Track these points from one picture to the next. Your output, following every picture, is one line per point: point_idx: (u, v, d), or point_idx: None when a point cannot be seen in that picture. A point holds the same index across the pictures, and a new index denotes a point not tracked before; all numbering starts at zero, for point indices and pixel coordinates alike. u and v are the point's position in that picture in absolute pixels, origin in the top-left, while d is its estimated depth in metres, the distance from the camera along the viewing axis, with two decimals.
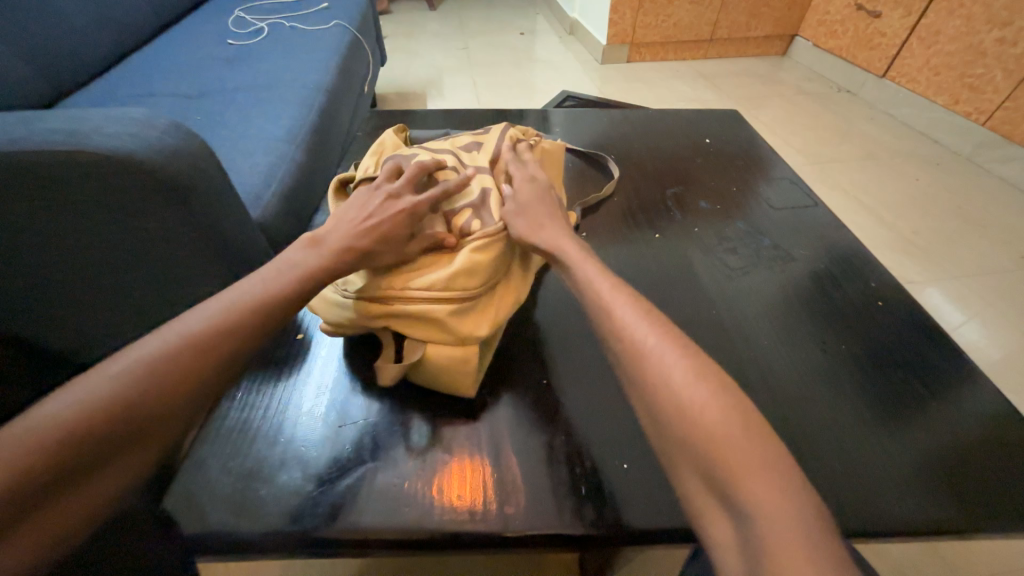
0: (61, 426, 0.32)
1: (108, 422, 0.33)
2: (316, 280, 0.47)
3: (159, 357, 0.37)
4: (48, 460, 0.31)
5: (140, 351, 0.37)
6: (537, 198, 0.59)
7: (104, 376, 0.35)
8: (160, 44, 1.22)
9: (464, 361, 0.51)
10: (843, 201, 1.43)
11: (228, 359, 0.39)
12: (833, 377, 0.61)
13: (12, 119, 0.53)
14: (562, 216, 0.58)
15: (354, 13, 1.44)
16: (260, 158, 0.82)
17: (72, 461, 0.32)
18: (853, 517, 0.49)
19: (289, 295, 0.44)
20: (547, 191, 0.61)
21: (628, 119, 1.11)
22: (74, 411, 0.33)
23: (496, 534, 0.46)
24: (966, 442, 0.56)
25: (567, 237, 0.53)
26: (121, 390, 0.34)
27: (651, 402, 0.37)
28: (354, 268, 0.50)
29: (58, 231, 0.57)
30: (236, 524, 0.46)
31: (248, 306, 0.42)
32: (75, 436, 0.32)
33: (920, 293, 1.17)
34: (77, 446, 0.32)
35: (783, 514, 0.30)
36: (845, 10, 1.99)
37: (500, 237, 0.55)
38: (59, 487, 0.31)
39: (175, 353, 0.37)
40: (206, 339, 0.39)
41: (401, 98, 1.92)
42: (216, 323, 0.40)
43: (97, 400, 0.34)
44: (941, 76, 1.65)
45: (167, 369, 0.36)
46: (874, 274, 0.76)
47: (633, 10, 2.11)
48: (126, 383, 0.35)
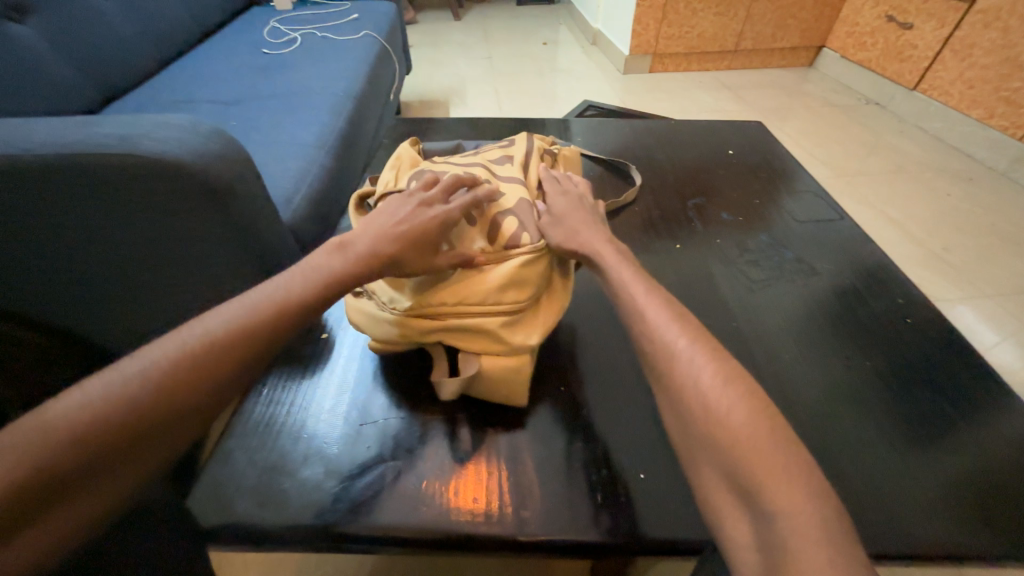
0: (68, 429, 0.31)
1: (117, 425, 0.32)
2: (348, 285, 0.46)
3: (172, 359, 0.35)
4: (55, 464, 0.30)
5: (156, 352, 0.36)
6: (574, 207, 0.59)
7: (116, 377, 0.34)
8: (200, 52, 1.27)
9: (519, 370, 0.53)
10: (870, 215, 1.40)
11: (244, 361, 0.38)
12: (856, 394, 0.60)
13: (69, 123, 0.57)
14: (601, 221, 0.58)
15: (383, 24, 1.48)
16: (291, 163, 0.85)
17: (79, 464, 0.31)
18: (875, 539, 0.48)
19: (317, 295, 0.43)
20: (583, 201, 0.61)
21: (650, 129, 1.12)
22: (97, 403, 0.33)
23: (510, 538, 0.46)
24: (999, 469, 0.54)
25: (607, 242, 0.53)
26: (130, 393, 0.33)
27: (680, 405, 0.37)
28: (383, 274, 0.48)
29: (103, 228, 0.60)
30: (260, 515, 0.48)
31: (269, 306, 0.40)
32: (82, 439, 0.31)
33: (950, 311, 1.13)
34: (86, 448, 0.31)
35: (812, 526, 0.29)
36: (875, 22, 1.96)
37: (543, 252, 0.54)
38: (65, 490, 0.31)
39: (200, 348, 0.37)
40: (222, 340, 0.37)
41: (425, 106, 1.96)
42: (236, 323, 0.38)
43: (108, 402, 0.33)
44: (976, 90, 1.61)
45: (179, 370, 0.35)
46: (902, 291, 0.74)
47: (656, 21, 2.12)
48: (137, 385, 0.34)
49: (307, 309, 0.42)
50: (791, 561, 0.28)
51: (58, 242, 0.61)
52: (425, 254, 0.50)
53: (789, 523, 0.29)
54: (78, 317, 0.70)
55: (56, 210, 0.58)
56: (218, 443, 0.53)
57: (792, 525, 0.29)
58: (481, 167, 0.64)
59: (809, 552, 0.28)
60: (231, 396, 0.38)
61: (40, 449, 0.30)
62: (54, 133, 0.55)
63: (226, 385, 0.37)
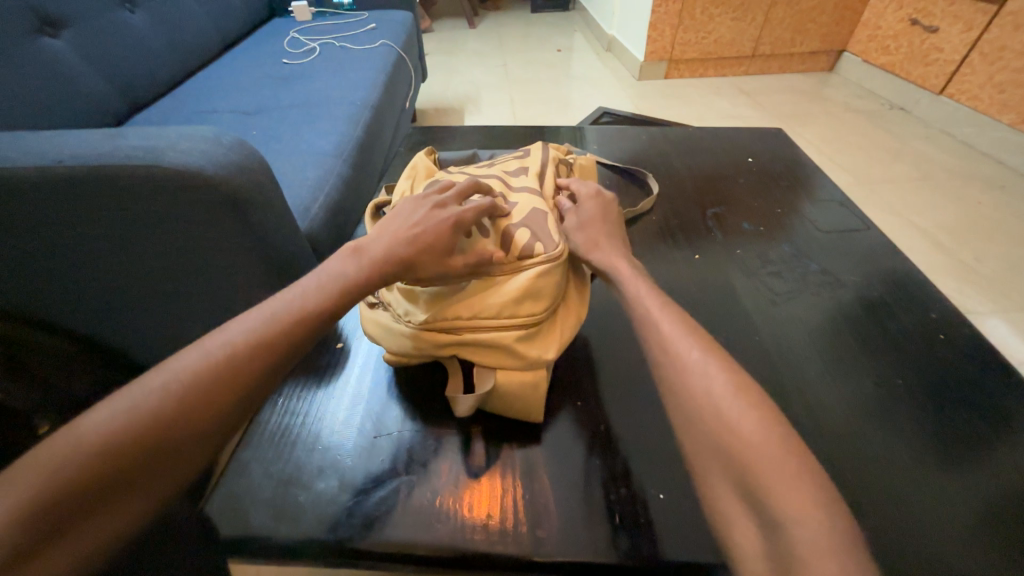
0: (90, 446, 0.31)
1: (140, 440, 0.32)
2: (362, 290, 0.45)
3: (193, 373, 0.35)
4: (76, 482, 0.30)
5: (177, 365, 0.36)
6: (592, 220, 0.59)
7: (137, 392, 0.34)
8: (222, 64, 1.30)
9: (536, 385, 0.52)
10: (896, 223, 1.36)
11: (265, 373, 0.38)
12: (886, 412, 0.58)
13: (97, 136, 0.58)
14: (619, 234, 0.58)
15: (400, 34, 1.50)
16: (309, 172, 0.85)
17: (101, 482, 0.31)
18: (913, 568, 0.45)
19: (333, 305, 0.43)
20: (602, 213, 0.61)
21: (667, 136, 1.10)
22: (122, 419, 0.33)
23: (525, 557, 0.45)
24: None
25: (623, 258, 0.53)
26: (152, 407, 0.33)
27: (698, 427, 0.36)
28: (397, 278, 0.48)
29: (127, 237, 0.61)
30: (276, 529, 0.47)
31: (288, 317, 0.40)
32: (103, 456, 0.31)
33: (981, 324, 1.09)
34: (108, 465, 0.31)
35: (851, 559, 0.27)
36: (899, 26, 1.92)
37: (560, 261, 0.53)
38: (87, 509, 0.30)
39: (218, 362, 0.36)
40: (242, 352, 0.37)
41: (440, 114, 1.97)
42: (255, 334, 0.38)
43: (129, 418, 0.33)
44: (1007, 94, 1.55)
45: (201, 384, 0.35)
46: (934, 305, 0.71)
47: (673, 27, 2.10)
48: (159, 399, 0.34)
49: (326, 319, 0.42)
50: None
51: (85, 251, 0.62)
52: (443, 257, 0.49)
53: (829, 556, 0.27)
54: (102, 324, 0.71)
55: (83, 220, 0.59)
56: (234, 454, 0.53)
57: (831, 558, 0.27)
58: (496, 179, 0.64)
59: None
60: (252, 409, 0.37)
61: (67, 465, 0.30)
62: (82, 145, 0.56)
63: (248, 397, 0.37)
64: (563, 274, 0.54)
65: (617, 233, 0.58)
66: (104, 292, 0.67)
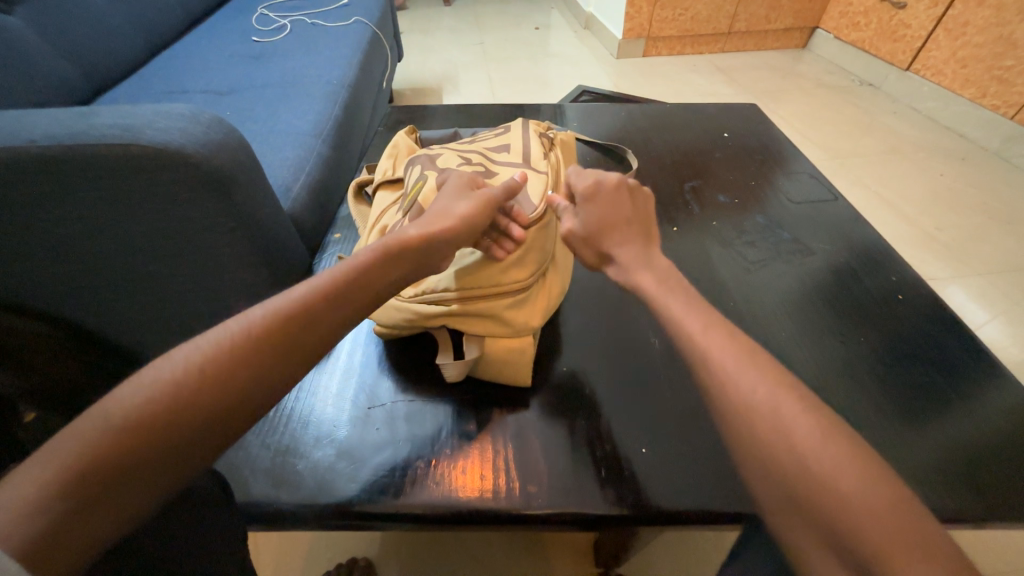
0: (115, 425, 0.31)
1: (162, 416, 0.32)
2: (371, 265, 0.44)
3: (213, 350, 0.35)
4: (101, 459, 0.30)
5: (194, 346, 0.35)
6: (609, 223, 0.53)
7: (154, 372, 0.33)
8: (190, 42, 1.25)
9: (523, 351, 0.54)
10: (864, 197, 1.41)
11: (285, 346, 0.37)
12: (852, 370, 0.62)
13: (70, 114, 0.57)
14: (645, 241, 0.52)
15: (374, 9, 1.46)
16: (289, 153, 0.84)
17: (125, 459, 0.30)
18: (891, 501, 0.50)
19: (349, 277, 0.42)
20: (624, 216, 0.53)
21: (645, 113, 1.12)
22: (145, 394, 0.32)
23: (520, 510, 0.48)
24: (994, 444, 0.56)
25: (629, 250, 0.51)
26: (172, 385, 0.33)
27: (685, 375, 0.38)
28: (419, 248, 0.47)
29: (107, 219, 0.60)
30: (279, 496, 0.49)
31: (308, 292, 0.40)
32: (126, 433, 0.30)
33: (943, 290, 1.15)
34: (132, 442, 0.30)
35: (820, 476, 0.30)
36: (868, 2, 1.96)
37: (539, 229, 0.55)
38: (114, 485, 0.30)
39: (237, 336, 0.36)
40: (260, 328, 0.37)
41: (417, 94, 1.94)
42: (272, 310, 0.38)
43: (149, 395, 0.32)
44: (968, 69, 1.61)
45: (222, 357, 0.35)
46: (896, 270, 0.76)
47: (650, 4, 2.10)
48: (179, 375, 0.33)
49: (343, 293, 0.41)
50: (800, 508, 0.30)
51: (65, 232, 0.61)
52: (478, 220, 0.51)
53: (812, 483, 0.30)
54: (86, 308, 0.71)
55: (62, 201, 0.58)
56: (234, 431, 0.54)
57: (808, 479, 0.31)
58: (478, 154, 0.66)
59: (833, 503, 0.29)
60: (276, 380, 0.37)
61: (96, 442, 0.30)
62: (55, 125, 0.55)
63: (266, 373, 0.36)
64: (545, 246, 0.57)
65: (640, 238, 0.52)
66: (84, 276, 0.66)
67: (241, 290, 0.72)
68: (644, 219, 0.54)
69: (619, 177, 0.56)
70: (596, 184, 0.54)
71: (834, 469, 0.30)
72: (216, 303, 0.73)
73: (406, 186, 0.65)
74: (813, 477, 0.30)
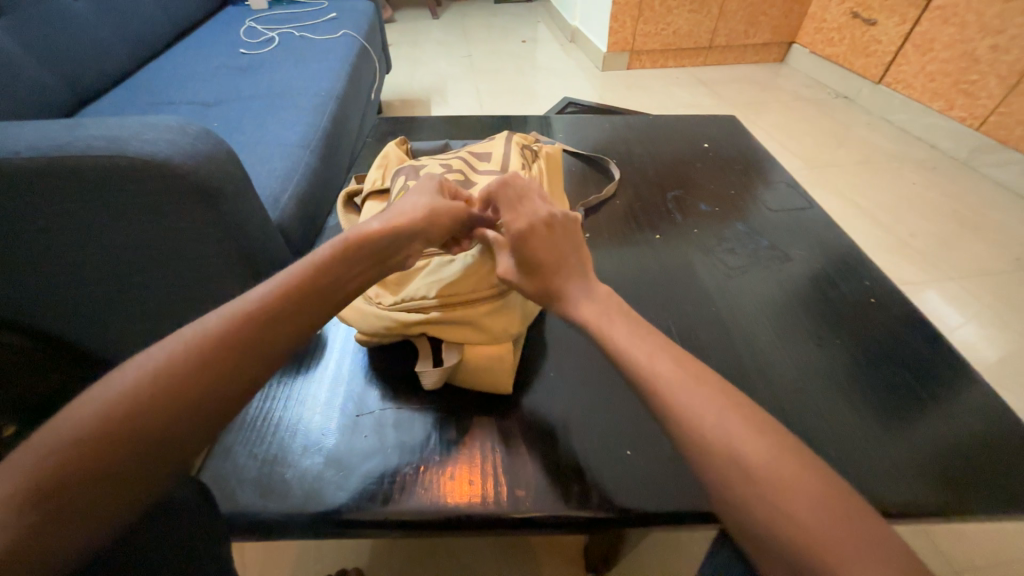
0: (72, 438, 0.30)
1: (122, 425, 0.31)
2: (339, 270, 0.45)
3: (194, 350, 0.35)
4: (80, 460, 0.30)
5: (151, 355, 0.35)
6: (548, 265, 0.51)
7: (112, 383, 0.33)
8: (177, 54, 1.26)
9: (501, 357, 0.55)
10: (840, 205, 1.46)
11: (265, 347, 0.38)
12: (829, 370, 0.64)
13: (56, 126, 0.57)
14: (581, 274, 0.51)
15: (362, 23, 1.48)
16: (277, 163, 0.85)
17: (89, 469, 0.30)
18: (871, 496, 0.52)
19: (326, 283, 0.44)
20: (559, 254, 0.52)
21: (629, 124, 1.15)
22: (124, 394, 0.32)
23: (507, 515, 0.49)
24: (963, 445, 0.58)
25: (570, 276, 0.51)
26: (132, 395, 0.32)
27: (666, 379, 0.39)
28: (380, 254, 0.50)
29: (92, 230, 0.60)
30: (265, 505, 0.49)
31: (288, 295, 0.41)
32: (90, 441, 0.30)
33: (919, 295, 1.19)
34: (99, 453, 0.30)
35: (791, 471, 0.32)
36: (841, 19, 2.04)
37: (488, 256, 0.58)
38: (92, 488, 0.30)
39: (216, 338, 0.36)
40: (224, 335, 0.37)
41: (406, 105, 1.96)
42: (234, 314, 0.38)
43: (108, 405, 0.32)
44: (936, 83, 1.68)
45: (201, 357, 0.35)
46: (869, 275, 0.79)
47: (633, 19, 2.16)
48: (137, 384, 0.33)
49: (317, 297, 0.42)
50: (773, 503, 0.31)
51: (47, 243, 0.60)
52: (443, 217, 0.56)
53: (773, 480, 0.32)
54: (66, 321, 0.70)
55: (44, 211, 0.57)
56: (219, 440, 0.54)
57: (782, 476, 0.32)
58: (460, 162, 0.69)
59: (793, 497, 0.31)
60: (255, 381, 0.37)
61: (74, 444, 0.30)
62: (41, 137, 0.55)
63: (245, 374, 0.36)
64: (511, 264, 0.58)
65: (578, 264, 0.52)
66: (66, 289, 0.66)
67: (228, 300, 0.72)
68: (574, 245, 0.54)
69: (548, 214, 0.55)
70: (527, 228, 0.53)
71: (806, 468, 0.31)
72: (202, 313, 0.72)
73: (390, 195, 0.66)
74: (775, 475, 0.32)
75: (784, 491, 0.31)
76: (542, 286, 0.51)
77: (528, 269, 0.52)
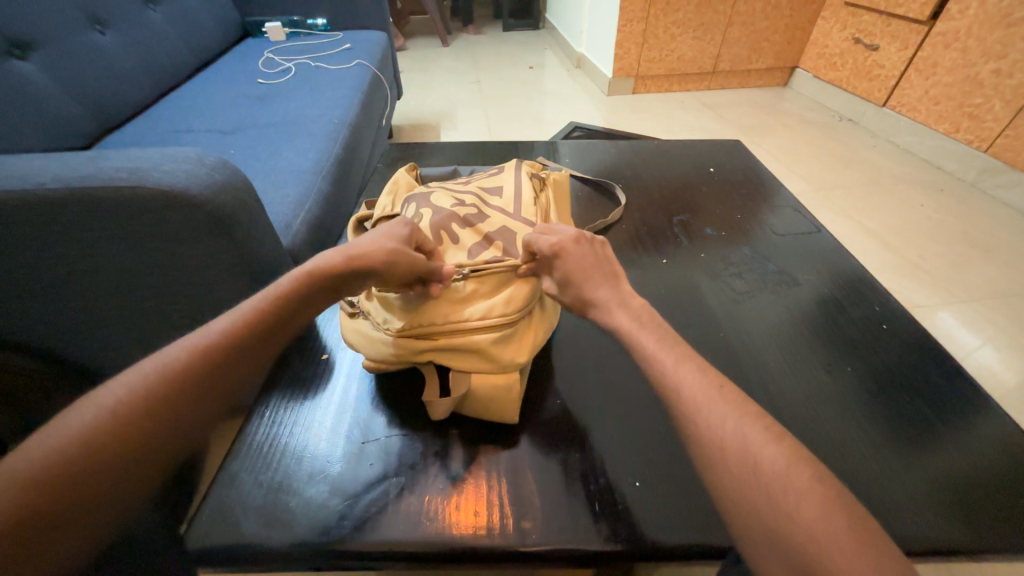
0: (59, 456, 0.32)
1: (83, 459, 0.32)
2: (300, 293, 0.46)
3: (183, 365, 0.38)
4: (74, 467, 0.32)
5: (109, 392, 0.36)
6: (582, 272, 0.52)
7: (65, 422, 0.33)
8: (197, 84, 1.31)
9: (509, 387, 0.54)
10: (848, 227, 1.46)
11: (241, 359, 0.41)
12: (839, 397, 0.63)
13: (80, 158, 0.59)
14: (615, 278, 0.52)
15: (375, 53, 1.53)
16: (290, 189, 0.87)
17: (79, 481, 0.32)
18: (895, 533, 0.50)
19: (293, 303, 0.46)
20: (592, 263, 0.53)
21: (635, 149, 1.16)
22: (116, 404, 0.35)
23: (512, 547, 0.48)
24: (981, 477, 0.56)
25: (602, 287, 0.51)
26: (90, 431, 0.33)
27: (677, 412, 0.38)
28: (333, 287, 0.49)
29: (110, 257, 0.62)
30: (268, 534, 0.48)
31: (261, 308, 0.44)
32: (87, 447, 0.33)
33: (931, 318, 1.17)
34: (83, 469, 0.32)
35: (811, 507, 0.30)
36: (843, 44, 2.08)
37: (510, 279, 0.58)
38: (85, 494, 0.32)
39: (201, 353, 0.39)
40: (185, 367, 0.38)
41: (415, 130, 2.01)
42: (194, 347, 0.39)
43: (65, 443, 0.32)
44: (941, 106, 1.69)
45: (186, 370, 0.38)
46: (880, 301, 0.78)
47: (638, 46, 2.21)
48: (94, 422, 0.34)
49: (286, 312, 0.45)
50: (787, 544, 0.30)
51: (67, 270, 0.62)
52: (409, 254, 0.52)
53: (788, 515, 0.31)
54: (80, 345, 0.72)
55: (61, 237, 0.59)
56: (223, 467, 0.54)
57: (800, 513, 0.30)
58: (472, 194, 0.70)
59: (810, 534, 0.29)
60: (229, 390, 0.40)
61: (69, 450, 0.32)
62: (65, 168, 0.57)
63: (222, 384, 0.39)
64: (531, 290, 0.58)
65: (609, 277, 0.52)
66: (82, 314, 0.67)
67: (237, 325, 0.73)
68: (604, 262, 0.53)
69: (576, 229, 0.56)
70: (557, 241, 0.54)
71: (823, 510, 0.30)
72: None
73: None
74: (789, 511, 0.31)
75: (803, 535, 0.30)
76: (577, 294, 0.52)
77: (562, 279, 0.53)
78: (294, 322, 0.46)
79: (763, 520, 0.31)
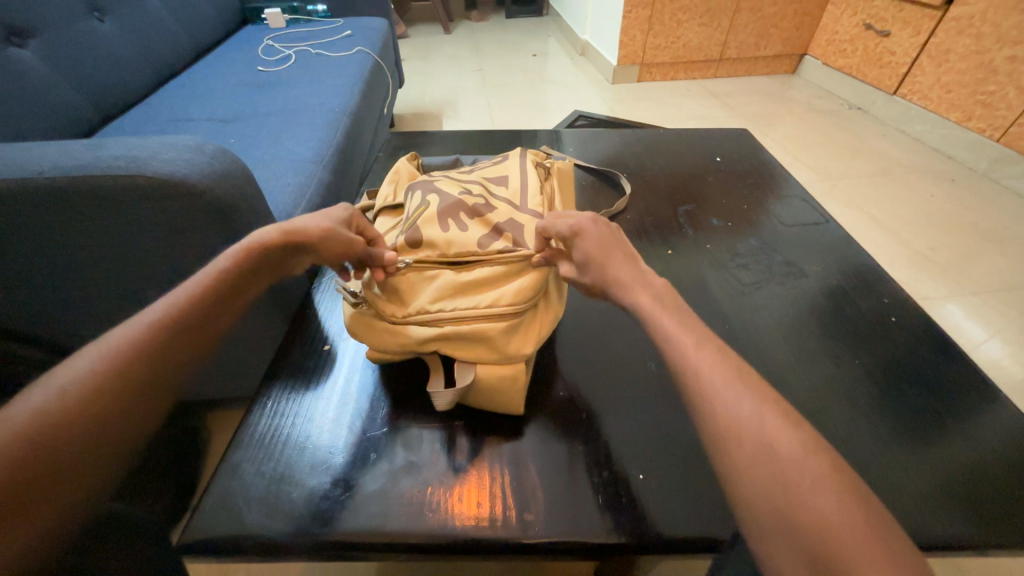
0: (34, 427, 0.33)
1: (41, 446, 0.33)
2: (244, 267, 0.47)
3: (143, 338, 0.40)
4: (52, 436, 0.34)
5: (66, 368, 0.37)
6: (603, 252, 0.50)
7: (10, 411, 0.34)
8: (197, 71, 1.29)
9: (515, 378, 0.54)
10: (855, 217, 1.44)
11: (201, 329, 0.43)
12: (846, 389, 0.63)
13: (76, 147, 0.58)
14: (635, 258, 0.50)
15: (376, 40, 1.51)
16: (290, 179, 0.86)
17: (59, 449, 0.34)
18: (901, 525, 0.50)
19: (242, 275, 0.47)
20: (612, 243, 0.51)
21: (640, 138, 1.14)
22: (84, 378, 0.37)
23: (515, 539, 0.48)
24: (991, 471, 0.55)
25: (625, 266, 0.49)
26: (55, 406, 0.35)
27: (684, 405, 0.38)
28: (274, 261, 0.50)
29: (110, 247, 0.61)
30: (270, 524, 0.48)
31: (211, 282, 0.45)
32: (62, 417, 0.34)
33: (939, 309, 1.16)
34: (58, 437, 0.34)
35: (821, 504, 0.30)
36: (854, 31, 2.03)
37: (518, 267, 0.57)
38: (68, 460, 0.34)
39: (160, 327, 0.41)
40: (148, 340, 0.40)
41: (417, 119, 1.99)
42: (154, 323, 0.41)
43: (38, 416, 0.34)
44: (953, 94, 1.66)
45: (148, 341, 0.40)
46: (889, 292, 0.76)
47: (643, 32, 2.17)
48: (60, 395, 0.35)
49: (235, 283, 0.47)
50: (798, 542, 0.29)
51: (67, 261, 0.62)
52: (340, 233, 0.54)
53: (799, 513, 0.30)
54: (83, 336, 0.72)
55: (62, 228, 0.59)
56: (224, 458, 0.54)
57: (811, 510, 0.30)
58: (478, 183, 0.69)
59: (821, 531, 0.29)
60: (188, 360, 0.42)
61: (42, 421, 0.34)
62: (63, 157, 0.56)
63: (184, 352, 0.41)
64: (540, 279, 0.56)
65: (631, 258, 0.50)
66: (83, 304, 0.67)
67: None
68: (625, 243, 0.52)
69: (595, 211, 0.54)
70: (575, 222, 0.53)
71: (834, 505, 0.29)
72: None
73: (406, 210, 0.66)
74: (800, 507, 0.30)
75: (814, 532, 0.29)
76: (599, 275, 0.50)
77: (582, 262, 0.52)
78: (244, 292, 0.48)
79: (774, 516, 0.31)
